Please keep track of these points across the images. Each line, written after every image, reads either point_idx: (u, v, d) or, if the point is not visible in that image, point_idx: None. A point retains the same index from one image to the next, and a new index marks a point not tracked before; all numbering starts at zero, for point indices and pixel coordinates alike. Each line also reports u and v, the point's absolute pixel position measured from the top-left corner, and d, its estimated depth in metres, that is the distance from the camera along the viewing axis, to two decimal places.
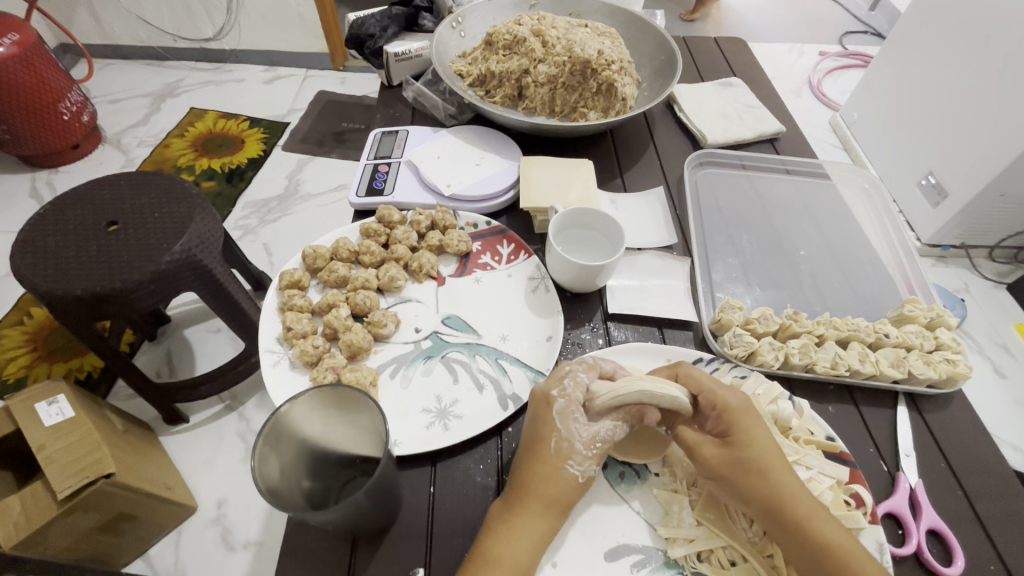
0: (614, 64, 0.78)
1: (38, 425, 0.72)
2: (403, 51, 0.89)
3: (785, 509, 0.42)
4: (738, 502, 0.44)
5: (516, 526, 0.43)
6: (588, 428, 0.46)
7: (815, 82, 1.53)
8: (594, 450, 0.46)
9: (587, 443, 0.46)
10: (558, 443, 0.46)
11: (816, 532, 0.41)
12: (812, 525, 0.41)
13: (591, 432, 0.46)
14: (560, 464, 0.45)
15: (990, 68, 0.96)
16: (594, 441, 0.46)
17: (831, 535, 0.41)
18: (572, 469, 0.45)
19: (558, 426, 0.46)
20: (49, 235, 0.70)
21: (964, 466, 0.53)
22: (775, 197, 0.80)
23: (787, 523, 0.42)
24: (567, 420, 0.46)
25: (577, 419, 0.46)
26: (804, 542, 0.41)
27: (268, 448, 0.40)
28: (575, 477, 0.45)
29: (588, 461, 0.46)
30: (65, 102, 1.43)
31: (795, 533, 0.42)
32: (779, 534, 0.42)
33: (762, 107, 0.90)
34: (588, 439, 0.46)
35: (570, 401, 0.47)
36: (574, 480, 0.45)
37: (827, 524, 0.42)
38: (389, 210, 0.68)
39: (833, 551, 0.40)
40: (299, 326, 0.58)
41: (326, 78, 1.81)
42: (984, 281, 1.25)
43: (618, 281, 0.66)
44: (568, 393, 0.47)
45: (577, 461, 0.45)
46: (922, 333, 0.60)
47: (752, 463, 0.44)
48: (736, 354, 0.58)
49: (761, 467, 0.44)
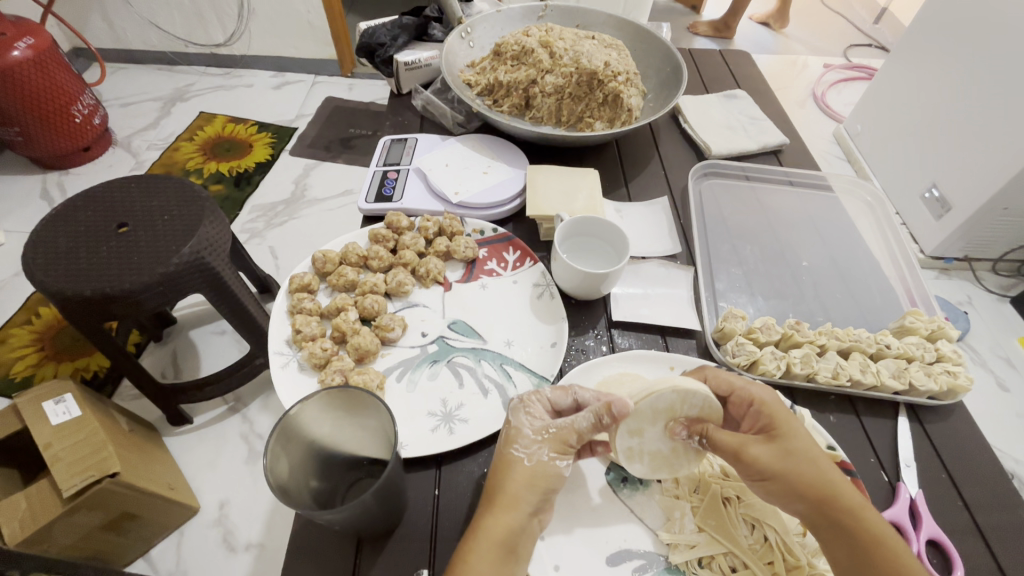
0: (620, 76, 0.79)
1: (46, 424, 0.73)
2: (412, 60, 0.90)
3: (836, 499, 0.43)
4: (789, 500, 0.44)
5: (484, 523, 0.42)
6: (542, 419, 0.47)
7: (818, 93, 1.56)
8: (544, 435, 0.46)
9: (536, 429, 0.46)
10: (507, 430, 0.47)
11: (866, 522, 0.42)
12: (864, 514, 0.42)
13: (543, 421, 0.47)
14: (506, 449, 0.46)
15: (994, 83, 0.97)
16: (545, 428, 0.46)
17: (878, 526, 0.42)
18: (518, 452, 0.45)
19: (508, 416, 0.48)
20: (60, 237, 0.72)
21: (964, 476, 0.54)
22: (779, 209, 0.80)
23: (838, 515, 0.42)
24: (518, 411, 0.47)
25: (528, 411, 0.47)
26: (855, 530, 0.42)
27: (279, 448, 0.41)
28: (521, 459, 0.45)
29: (536, 445, 0.46)
30: (77, 106, 1.45)
31: (847, 524, 0.42)
32: (827, 529, 0.43)
33: (766, 119, 0.91)
34: (538, 427, 0.46)
35: (524, 399, 0.49)
36: (518, 462, 0.45)
37: (875, 515, 0.43)
38: (398, 217, 0.70)
39: (882, 542, 0.41)
40: (309, 328, 0.59)
41: (334, 84, 1.83)
42: (987, 293, 1.26)
43: (623, 289, 0.66)
44: (524, 394, 0.49)
45: (523, 445, 0.46)
46: (923, 345, 0.60)
47: (798, 453, 0.45)
48: (738, 363, 0.59)
49: (805, 454, 0.45)
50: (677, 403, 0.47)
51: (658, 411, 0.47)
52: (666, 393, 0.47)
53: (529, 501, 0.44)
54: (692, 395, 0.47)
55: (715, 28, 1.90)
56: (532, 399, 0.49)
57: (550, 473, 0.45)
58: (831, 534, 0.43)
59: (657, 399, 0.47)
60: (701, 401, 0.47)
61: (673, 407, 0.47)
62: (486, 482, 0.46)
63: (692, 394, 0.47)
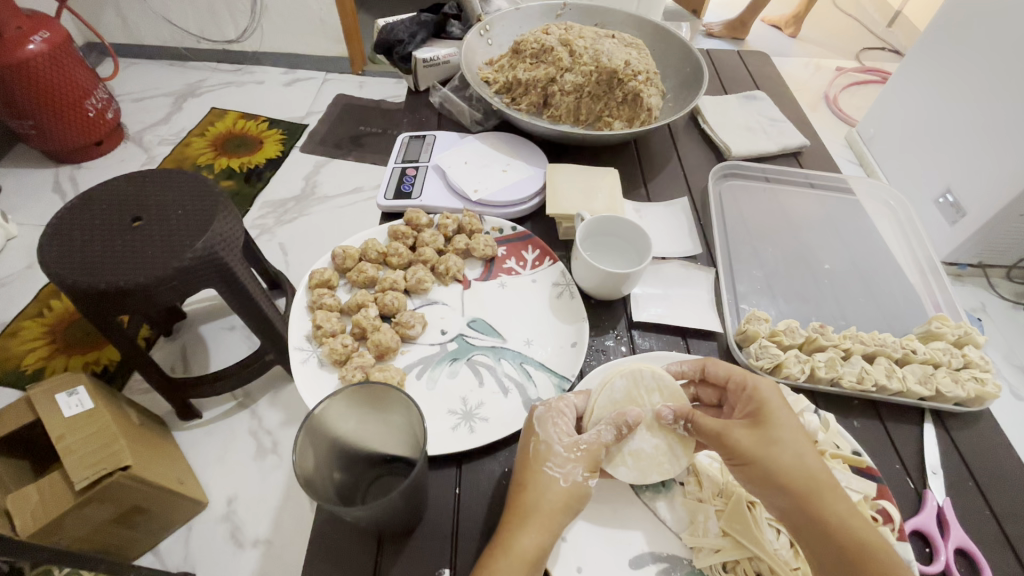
0: (640, 75, 0.79)
1: (58, 416, 0.73)
2: (431, 57, 0.90)
3: (819, 502, 0.42)
4: (768, 492, 0.44)
5: (508, 542, 0.42)
6: (570, 434, 0.47)
7: (830, 97, 1.55)
8: (579, 453, 0.46)
9: (568, 446, 0.46)
10: (536, 446, 0.47)
11: (856, 533, 0.41)
12: (852, 521, 0.41)
13: (572, 437, 0.47)
14: (539, 466, 0.46)
15: (1010, 90, 0.96)
16: (575, 445, 0.46)
17: (865, 533, 0.41)
18: (553, 472, 0.45)
19: (537, 431, 0.48)
20: (76, 228, 0.72)
21: (990, 485, 0.53)
22: (799, 211, 0.80)
23: (821, 518, 0.42)
24: (545, 425, 0.48)
25: (556, 424, 0.48)
26: (840, 541, 0.41)
27: (307, 441, 0.41)
28: (556, 480, 0.45)
29: (570, 464, 0.45)
30: (91, 100, 1.46)
31: (833, 532, 0.41)
32: (805, 526, 0.42)
33: (786, 121, 0.90)
34: (569, 443, 0.46)
35: (550, 407, 0.49)
36: (553, 483, 0.45)
37: (864, 522, 0.41)
38: (417, 213, 0.69)
39: (871, 552, 0.40)
40: (329, 324, 0.59)
41: (344, 82, 1.83)
42: (1002, 300, 1.25)
43: (643, 290, 0.66)
44: (550, 402, 0.50)
45: (558, 463, 0.45)
46: (950, 351, 0.59)
47: (782, 440, 0.44)
48: (761, 365, 0.58)
49: (787, 443, 0.44)
50: (633, 391, 0.50)
51: (619, 402, 0.50)
52: (617, 381, 0.50)
53: (560, 522, 0.44)
54: (642, 377, 0.51)
55: (730, 28, 1.89)
56: (559, 407, 0.49)
57: (584, 492, 0.45)
58: (818, 543, 0.41)
59: (613, 387, 0.50)
60: (654, 380, 0.51)
61: (631, 394, 0.50)
62: (510, 498, 0.46)
63: (642, 375, 0.51)
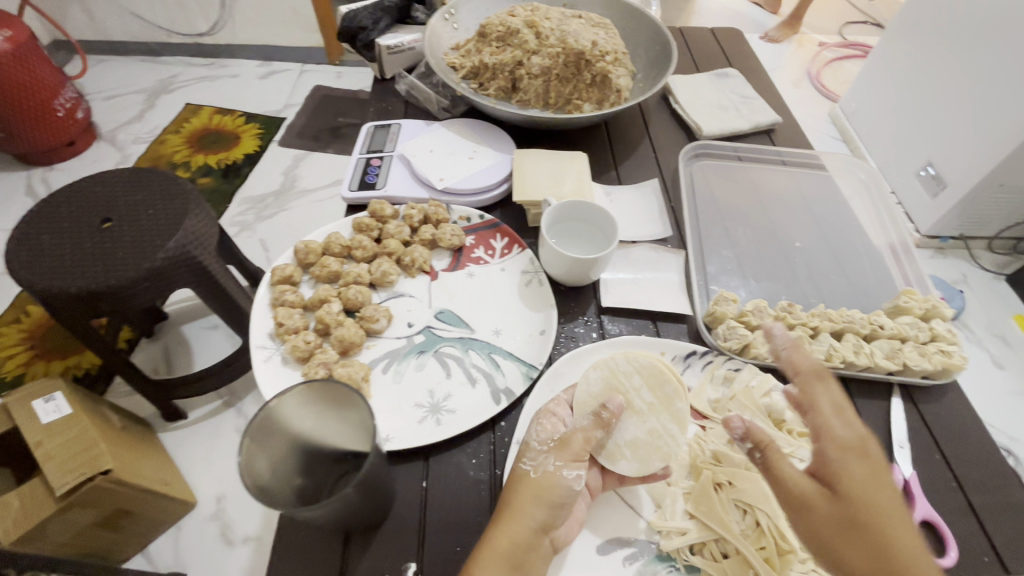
0: (608, 56, 0.78)
1: (36, 423, 0.72)
2: (395, 44, 0.88)
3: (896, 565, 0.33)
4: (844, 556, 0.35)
5: (492, 537, 0.41)
6: (546, 428, 0.47)
7: (813, 73, 1.54)
8: (549, 445, 0.46)
9: (542, 439, 0.46)
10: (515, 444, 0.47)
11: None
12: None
13: (549, 432, 0.47)
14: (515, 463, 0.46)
15: (988, 58, 0.95)
16: (549, 438, 0.46)
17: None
18: (525, 465, 0.45)
19: None
20: (44, 233, 0.70)
21: (959, 458, 0.53)
22: (769, 189, 0.79)
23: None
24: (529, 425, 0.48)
25: (537, 422, 0.48)
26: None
27: (255, 445, 0.40)
28: (528, 472, 0.44)
29: (543, 455, 0.45)
30: (60, 99, 1.42)
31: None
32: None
33: (759, 98, 0.89)
34: (543, 436, 0.46)
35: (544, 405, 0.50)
36: (525, 475, 0.44)
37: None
38: (381, 205, 0.68)
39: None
40: (291, 321, 0.57)
41: (321, 72, 1.79)
42: (984, 272, 1.25)
43: (612, 275, 0.65)
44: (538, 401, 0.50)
45: (530, 456, 0.45)
46: (917, 325, 0.59)
47: (869, 512, 0.36)
48: (729, 347, 0.57)
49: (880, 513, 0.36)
50: (611, 379, 0.50)
51: (598, 393, 0.50)
52: (591, 373, 0.50)
53: (534, 514, 0.42)
54: (616, 365, 0.51)
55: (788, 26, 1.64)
56: (551, 408, 0.49)
57: (558, 485, 0.43)
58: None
59: (594, 379, 0.50)
60: (628, 364, 0.51)
61: (609, 383, 0.50)
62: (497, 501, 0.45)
63: (616, 363, 0.51)
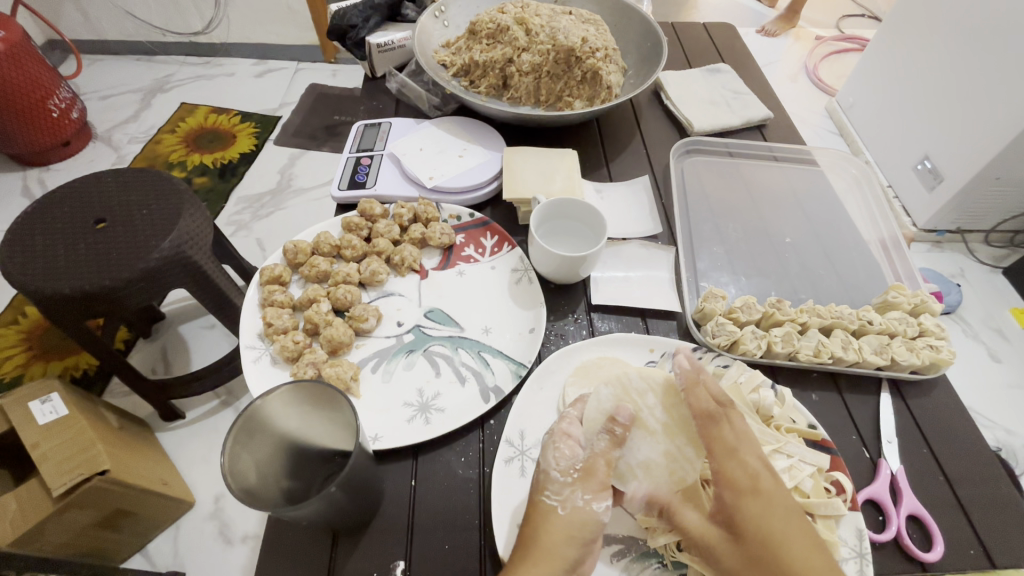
0: (599, 52, 0.76)
1: (32, 425, 0.71)
2: (385, 42, 0.88)
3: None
4: None
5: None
6: (565, 456, 0.45)
7: (810, 67, 1.53)
8: (573, 475, 0.44)
9: (563, 469, 0.44)
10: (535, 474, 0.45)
11: None
12: None
13: (569, 459, 0.45)
14: (538, 495, 0.44)
15: (983, 52, 0.95)
16: (571, 468, 0.44)
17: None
18: (550, 500, 0.43)
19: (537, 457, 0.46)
20: (37, 234, 0.70)
21: (946, 452, 0.53)
22: (761, 184, 0.79)
23: None
24: (546, 449, 0.46)
25: (556, 448, 0.45)
26: None
27: (239, 446, 0.40)
28: (554, 508, 0.42)
29: (567, 488, 0.43)
30: (54, 100, 1.42)
31: None
32: None
33: (751, 93, 0.88)
34: (564, 466, 0.44)
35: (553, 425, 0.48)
36: (552, 511, 0.42)
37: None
38: (371, 204, 0.68)
39: None
40: (280, 321, 0.57)
41: (317, 71, 1.79)
42: (980, 265, 1.25)
43: (602, 272, 0.65)
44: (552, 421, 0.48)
45: (555, 490, 0.43)
46: (906, 320, 0.59)
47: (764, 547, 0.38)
48: (718, 343, 0.58)
49: (779, 543, 0.38)
50: (622, 396, 0.49)
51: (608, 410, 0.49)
52: (602, 391, 0.50)
53: (568, 553, 0.41)
54: (629, 382, 0.50)
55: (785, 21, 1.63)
56: (564, 430, 0.47)
57: (587, 520, 0.42)
58: None
59: (605, 397, 0.49)
60: (640, 381, 0.50)
61: (619, 399, 0.49)
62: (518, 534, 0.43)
63: (627, 380, 0.50)
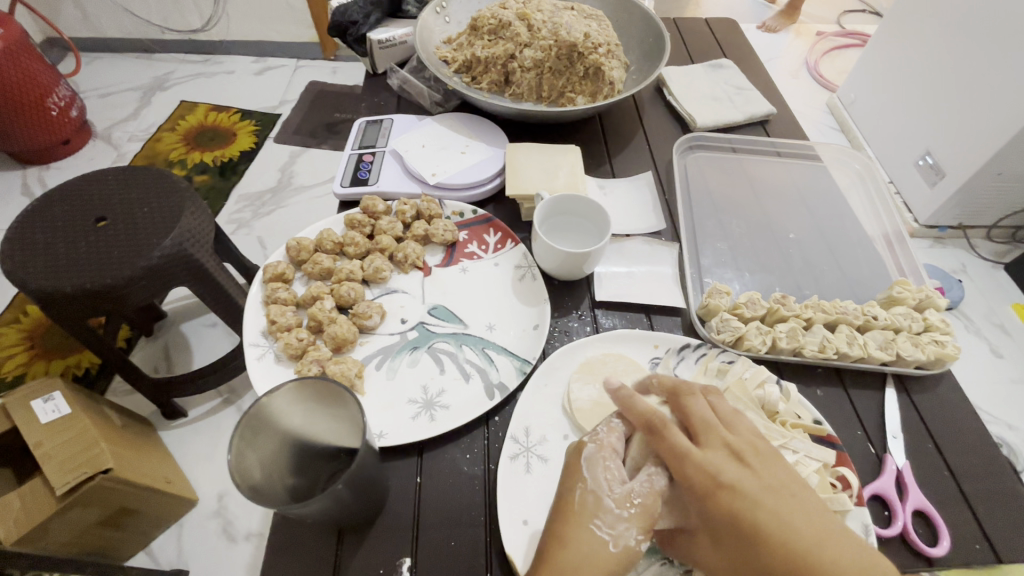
0: (601, 48, 0.76)
1: (35, 423, 0.72)
2: (386, 38, 0.87)
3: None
4: None
5: None
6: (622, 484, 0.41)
7: (811, 62, 1.52)
8: (629, 510, 0.40)
9: (619, 501, 0.40)
10: (582, 496, 0.41)
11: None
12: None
13: (623, 487, 0.41)
14: (584, 522, 0.40)
15: (985, 47, 0.94)
16: (628, 498, 0.40)
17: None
18: (601, 532, 0.39)
19: (585, 476, 0.42)
20: (39, 233, 0.70)
21: (952, 448, 0.53)
22: (764, 180, 0.79)
23: None
24: (595, 467, 0.42)
25: (606, 468, 0.42)
26: None
27: (245, 444, 0.40)
28: (605, 542, 0.39)
29: (621, 523, 0.39)
30: (53, 98, 1.41)
31: None
32: None
33: (753, 89, 0.88)
34: (621, 496, 0.40)
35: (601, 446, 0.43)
36: (602, 546, 0.39)
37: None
38: (373, 201, 0.68)
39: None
40: (284, 319, 0.57)
41: (316, 68, 1.79)
42: (982, 261, 1.25)
43: (606, 269, 0.65)
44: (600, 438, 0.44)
45: (606, 522, 0.39)
46: (910, 315, 0.59)
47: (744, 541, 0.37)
48: (723, 339, 0.57)
49: (755, 529, 0.37)
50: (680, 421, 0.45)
51: None
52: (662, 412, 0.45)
53: None
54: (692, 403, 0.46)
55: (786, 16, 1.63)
56: (610, 446, 0.43)
57: (633, 558, 0.39)
58: None
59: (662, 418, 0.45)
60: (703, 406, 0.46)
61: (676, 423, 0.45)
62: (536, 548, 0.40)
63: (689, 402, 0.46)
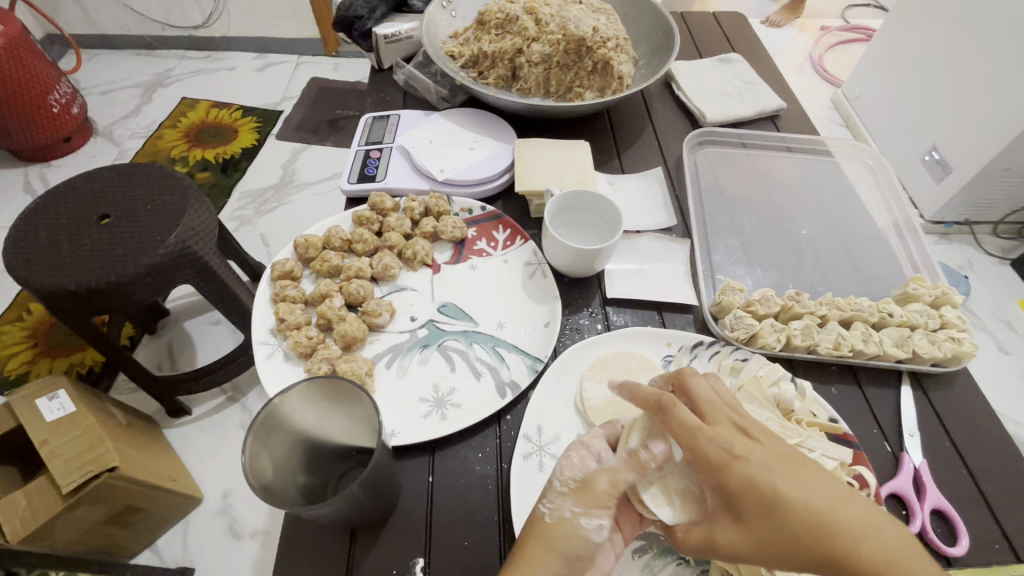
0: (610, 42, 0.75)
1: (40, 421, 0.71)
2: (392, 33, 0.86)
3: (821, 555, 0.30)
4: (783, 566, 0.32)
5: None
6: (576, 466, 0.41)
7: (816, 57, 1.51)
8: (570, 486, 0.39)
9: (564, 478, 0.40)
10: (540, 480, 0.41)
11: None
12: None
13: (576, 470, 0.41)
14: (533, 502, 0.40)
15: (994, 41, 0.93)
16: (571, 477, 0.40)
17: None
18: (542, 507, 0.39)
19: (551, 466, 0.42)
20: (42, 231, 0.69)
21: (968, 446, 0.52)
22: (775, 175, 0.78)
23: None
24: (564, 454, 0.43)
25: (572, 456, 0.42)
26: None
27: (259, 443, 0.40)
28: (544, 515, 0.39)
29: (563, 499, 0.39)
30: (54, 95, 1.41)
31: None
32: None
33: (763, 83, 0.87)
34: (566, 476, 0.40)
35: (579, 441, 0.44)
36: (541, 518, 0.38)
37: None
38: (381, 197, 0.67)
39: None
40: (293, 317, 0.57)
41: (318, 65, 1.77)
42: (988, 257, 1.24)
43: (616, 265, 0.64)
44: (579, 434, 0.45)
45: (548, 498, 0.39)
46: (927, 312, 0.58)
47: (765, 512, 0.32)
48: (737, 337, 0.57)
49: (776, 495, 0.32)
50: None
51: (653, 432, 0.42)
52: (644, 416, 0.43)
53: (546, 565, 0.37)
54: None
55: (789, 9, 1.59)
56: (584, 440, 0.44)
57: (575, 535, 0.37)
58: None
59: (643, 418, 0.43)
60: None
61: None
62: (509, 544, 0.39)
63: None
